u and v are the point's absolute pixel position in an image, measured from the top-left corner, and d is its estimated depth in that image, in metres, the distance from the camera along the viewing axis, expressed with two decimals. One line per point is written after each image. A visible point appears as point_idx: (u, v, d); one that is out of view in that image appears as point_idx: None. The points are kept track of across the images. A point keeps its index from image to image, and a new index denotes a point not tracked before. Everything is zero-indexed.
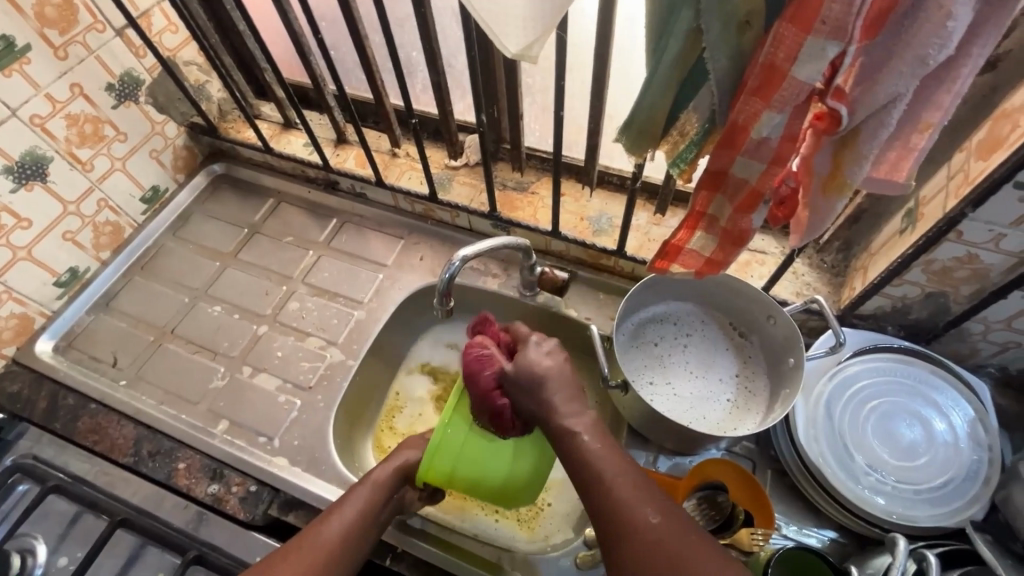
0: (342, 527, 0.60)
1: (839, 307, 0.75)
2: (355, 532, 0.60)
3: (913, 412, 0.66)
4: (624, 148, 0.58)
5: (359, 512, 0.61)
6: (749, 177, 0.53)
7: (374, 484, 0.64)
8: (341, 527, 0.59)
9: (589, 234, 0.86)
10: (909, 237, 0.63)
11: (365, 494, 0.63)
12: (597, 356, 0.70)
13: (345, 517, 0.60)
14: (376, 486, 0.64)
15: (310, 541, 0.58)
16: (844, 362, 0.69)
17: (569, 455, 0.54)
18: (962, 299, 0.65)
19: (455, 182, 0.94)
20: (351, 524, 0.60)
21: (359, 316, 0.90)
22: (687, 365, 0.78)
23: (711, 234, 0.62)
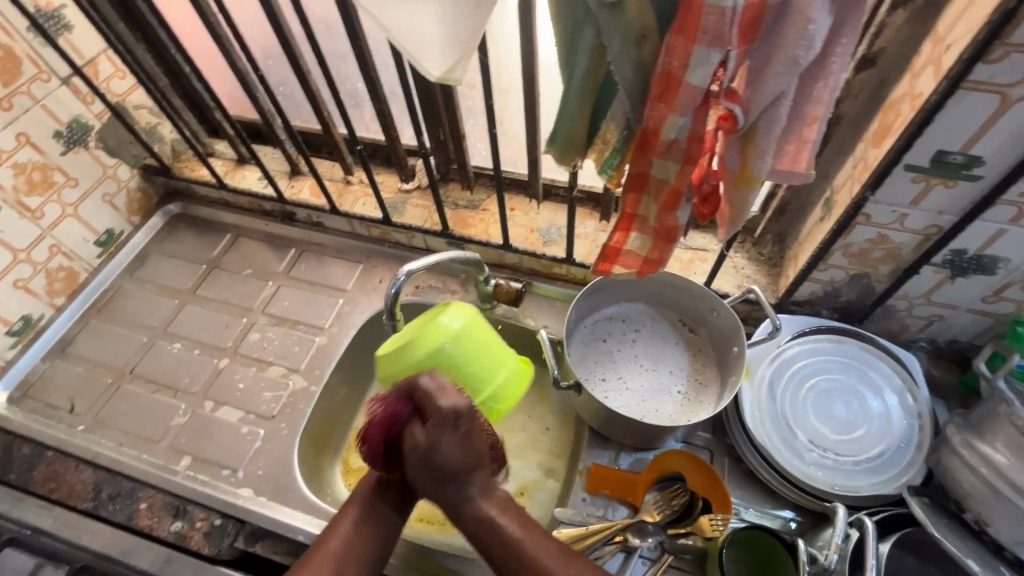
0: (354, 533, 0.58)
1: (776, 295, 0.80)
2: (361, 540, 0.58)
3: (850, 389, 0.69)
4: (553, 158, 0.62)
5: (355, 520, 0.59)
6: (666, 176, 0.57)
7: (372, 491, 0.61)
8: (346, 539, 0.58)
9: (540, 245, 0.90)
10: (827, 224, 0.68)
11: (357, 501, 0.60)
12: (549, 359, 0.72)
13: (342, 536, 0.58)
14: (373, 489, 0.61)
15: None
16: (783, 345, 0.72)
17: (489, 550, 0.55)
18: (883, 278, 0.70)
19: (409, 205, 0.97)
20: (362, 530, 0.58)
21: (320, 341, 0.91)
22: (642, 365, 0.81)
23: (644, 234, 0.65)
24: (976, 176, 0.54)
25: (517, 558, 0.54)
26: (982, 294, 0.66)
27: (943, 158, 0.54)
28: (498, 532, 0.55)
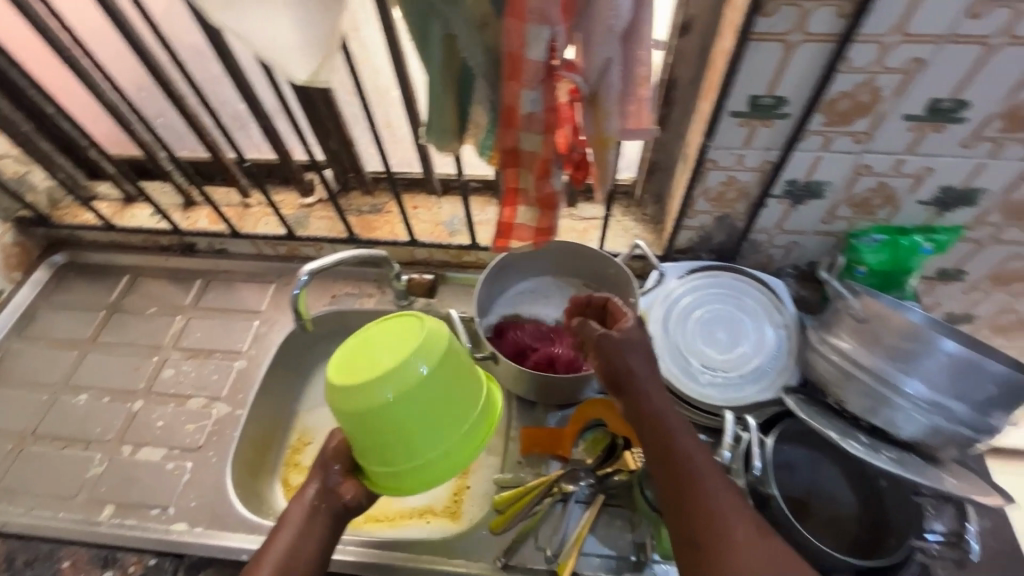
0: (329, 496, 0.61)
1: (662, 247, 0.88)
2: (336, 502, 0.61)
3: (731, 314, 0.77)
4: (432, 145, 0.67)
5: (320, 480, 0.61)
6: (533, 147, 0.63)
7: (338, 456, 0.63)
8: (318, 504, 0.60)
9: (445, 236, 0.94)
10: (686, 175, 0.77)
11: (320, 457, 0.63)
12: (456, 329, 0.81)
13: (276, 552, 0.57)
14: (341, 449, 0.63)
15: None
16: (670, 286, 0.80)
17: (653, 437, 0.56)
18: (742, 216, 0.80)
19: (312, 218, 0.98)
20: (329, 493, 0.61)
21: (240, 365, 0.90)
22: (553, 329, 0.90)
23: (529, 205, 0.71)
24: (786, 113, 0.65)
25: (698, 465, 0.54)
26: (820, 216, 0.78)
27: (758, 102, 0.64)
28: (661, 430, 0.56)
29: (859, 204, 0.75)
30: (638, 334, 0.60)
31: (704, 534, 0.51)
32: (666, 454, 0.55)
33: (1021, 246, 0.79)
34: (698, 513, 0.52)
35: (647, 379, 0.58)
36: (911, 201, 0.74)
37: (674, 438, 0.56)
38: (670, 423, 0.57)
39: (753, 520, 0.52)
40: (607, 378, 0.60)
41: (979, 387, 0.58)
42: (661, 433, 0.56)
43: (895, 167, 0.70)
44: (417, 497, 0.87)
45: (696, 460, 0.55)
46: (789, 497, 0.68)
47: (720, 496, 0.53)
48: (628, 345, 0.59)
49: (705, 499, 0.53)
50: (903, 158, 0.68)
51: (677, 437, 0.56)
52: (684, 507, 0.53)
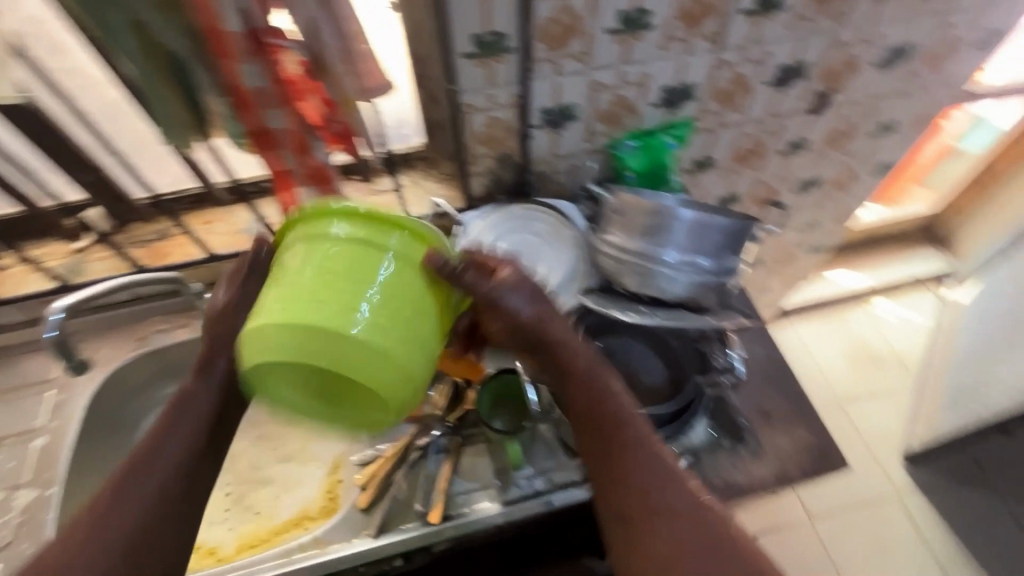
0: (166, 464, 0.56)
1: (462, 199, 0.93)
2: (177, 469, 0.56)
3: (530, 238, 0.83)
4: (174, 144, 0.65)
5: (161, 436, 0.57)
6: (280, 124, 0.64)
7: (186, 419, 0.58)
8: (149, 470, 0.55)
9: (247, 242, 0.90)
10: (454, 123, 0.81)
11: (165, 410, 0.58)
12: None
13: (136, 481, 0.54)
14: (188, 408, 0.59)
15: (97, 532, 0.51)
16: (471, 230, 0.84)
17: (584, 411, 0.59)
18: (517, 151, 0.87)
19: (89, 262, 0.88)
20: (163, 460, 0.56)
21: (41, 442, 0.79)
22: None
23: (304, 183, 0.72)
24: (510, 47, 0.71)
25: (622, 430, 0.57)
26: (581, 136, 0.87)
27: (481, 40, 0.69)
28: (591, 408, 0.59)
29: (608, 118, 0.85)
30: (517, 279, 0.57)
31: (632, 508, 0.55)
32: (612, 446, 0.57)
33: (741, 125, 0.95)
34: (626, 485, 0.56)
35: (575, 357, 0.59)
36: (645, 106, 0.85)
37: (605, 402, 0.59)
38: (612, 387, 0.59)
39: (669, 473, 0.56)
40: (522, 341, 0.60)
41: (711, 237, 0.70)
42: (614, 426, 0.58)
43: (620, 78, 0.80)
44: (290, 508, 0.84)
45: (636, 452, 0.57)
46: None
47: (655, 471, 0.56)
48: (500, 294, 0.56)
49: (633, 472, 0.56)
50: (622, 67, 0.78)
51: (610, 425, 0.58)
52: (611, 462, 0.57)
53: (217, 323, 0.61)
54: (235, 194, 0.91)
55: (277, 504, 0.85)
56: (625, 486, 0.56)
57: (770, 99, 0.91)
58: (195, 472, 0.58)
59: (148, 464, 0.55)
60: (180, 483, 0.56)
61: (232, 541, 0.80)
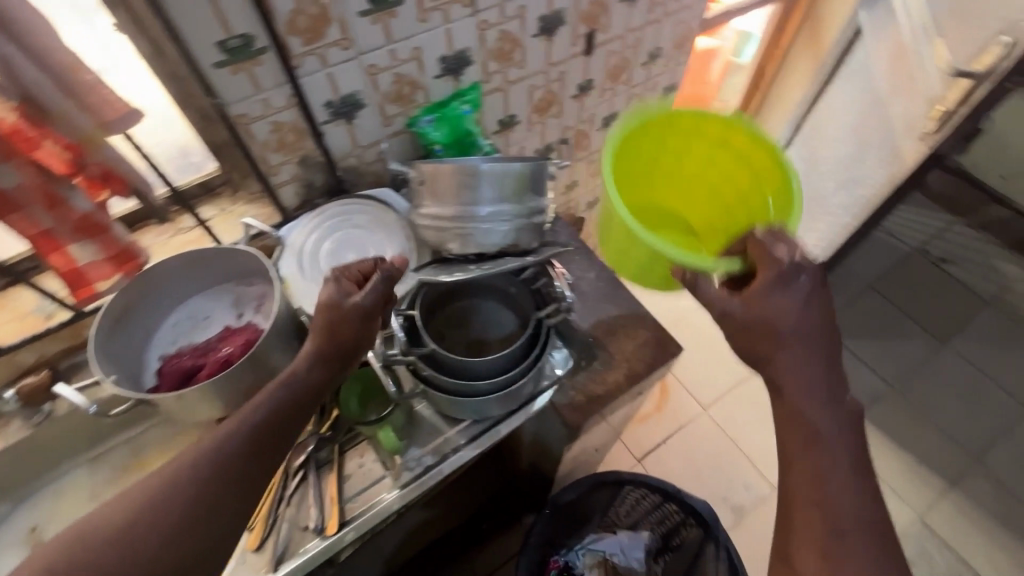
0: (179, 486, 0.52)
1: (279, 213, 0.90)
2: (201, 485, 0.53)
3: (352, 234, 0.83)
4: None
5: (213, 449, 0.54)
6: (12, 181, 0.58)
7: (272, 394, 0.59)
8: (163, 487, 0.52)
9: (41, 323, 0.78)
10: (237, 137, 0.78)
11: (250, 402, 0.58)
12: (73, 402, 0.69)
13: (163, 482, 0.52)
14: (270, 398, 0.59)
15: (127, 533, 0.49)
16: (291, 241, 0.82)
17: (787, 402, 0.57)
18: (317, 151, 0.85)
19: None
20: (185, 479, 0.53)
21: None
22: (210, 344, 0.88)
23: (76, 241, 0.65)
24: (263, 48, 0.69)
25: (807, 417, 0.55)
26: (377, 121, 0.88)
27: (228, 46, 0.67)
28: (794, 420, 0.57)
29: (396, 98, 0.87)
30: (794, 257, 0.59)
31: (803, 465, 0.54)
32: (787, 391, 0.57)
33: (527, 78, 1.02)
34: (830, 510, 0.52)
35: (800, 363, 0.57)
36: (429, 79, 0.88)
37: (809, 425, 0.55)
38: (780, 327, 0.58)
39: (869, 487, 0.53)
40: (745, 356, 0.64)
41: (512, 184, 0.75)
42: (763, 358, 0.60)
43: (393, 57, 0.81)
44: None
45: (810, 393, 0.56)
46: (467, 340, 0.80)
47: (831, 442, 0.54)
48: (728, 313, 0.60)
49: (824, 449, 0.53)
50: (390, 46, 0.80)
51: (755, 340, 0.60)
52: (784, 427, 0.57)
53: (333, 308, 0.63)
54: (6, 277, 0.78)
55: None
56: (807, 461, 0.54)
57: (544, 48, 0.99)
58: (219, 502, 0.53)
59: (181, 470, 0.53)
60: (202, 503, 0.52)
61: None
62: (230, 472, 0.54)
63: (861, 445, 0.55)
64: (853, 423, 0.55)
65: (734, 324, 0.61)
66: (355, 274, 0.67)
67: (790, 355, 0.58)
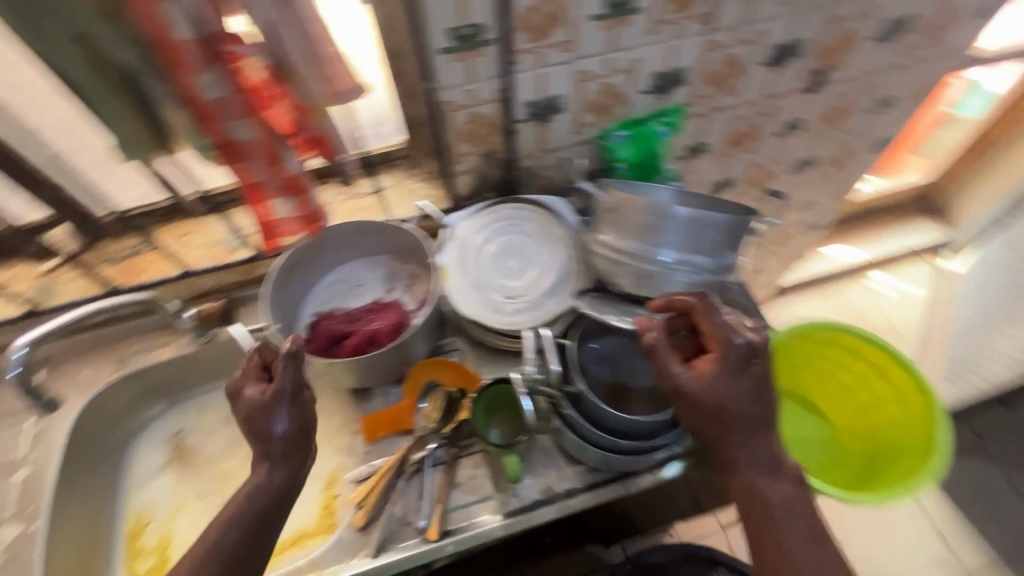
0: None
1: (449, 199, 0.90)
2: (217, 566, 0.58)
3: (519, 241, 0.80)
4: (132, 158, 0.60)
5: (221, 540, 0.59)
6: (245, 134, 0.59)
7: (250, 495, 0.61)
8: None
9: (226, 256, 0.86)
10: (435, 121, 0.77)
11: (246, 488, 0.61)
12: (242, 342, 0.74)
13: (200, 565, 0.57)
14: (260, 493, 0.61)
15: None
16: (458, 234, 0.81)
17: (756, 504, 0.58)
18: (503, 148, 0.83)
19: (61, 282, 0.84)
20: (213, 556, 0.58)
21: (25, 474, 0.77)
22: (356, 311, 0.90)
23: (278, 195, 0.68)
24: (490, 39, 0.67)
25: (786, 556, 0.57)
26: (568, 128, 0.83)
27: (458, 34, 0.65)
28: (761, 525, 0.59)
29: (595, 107, 0.81)
30: (717, 367, 0.58)
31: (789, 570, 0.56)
32: (749, 490, 0.59)
33: (735, 108, 0.91)
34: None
35: (745, 453, 0.59)
36: (635, 93, 0.81)
37: (782, 521, 0.57)
38: (731, 409, 0.58)
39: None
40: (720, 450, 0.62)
41: (710, 236, 0.67)
42: (715, 438, 0.60)
43: (607, 67, 0.75)
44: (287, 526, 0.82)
45: (770, 493, 0.58)
46: (610, 384, 0.75)
47: (804, 542, 0.57)
48: (692, 389, 0.58)
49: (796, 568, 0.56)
50: (609, 55, 0.74)
51: (719, 445, 0.60)
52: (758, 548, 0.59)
53: (247, 400, 0.61)
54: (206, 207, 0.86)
55: None
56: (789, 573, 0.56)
57: (765, 79, 0.87)
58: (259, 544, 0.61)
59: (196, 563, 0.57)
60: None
61: None
62: (242, 542, 0.60)
63: (818, 526, 0.58)
64: (802, 498, 0.59)
65: (688, 398, 0.59)
66: (257, 368, 0.64)
67: (751, 453, 0.59)
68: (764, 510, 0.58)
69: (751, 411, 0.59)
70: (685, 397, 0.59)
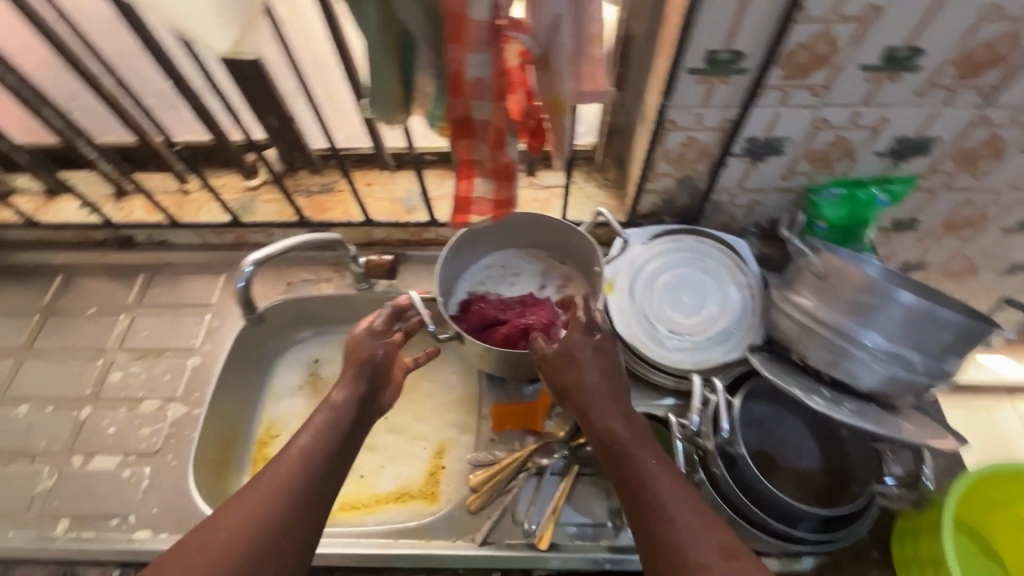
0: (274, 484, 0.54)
1: (625, 213, 0.87)
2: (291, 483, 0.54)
3: (696, 277, 0.76)
4: (377, 118, 0.63)
5: (304, 448, 0.57)
6: (486, 115, 0.60)
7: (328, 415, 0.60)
8: (254, 504, 0.52)
9: (403, 214, 0.90)
10: (646, 136, 0.75)
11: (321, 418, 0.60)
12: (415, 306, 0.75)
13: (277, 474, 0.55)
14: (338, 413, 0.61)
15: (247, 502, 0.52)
16: (634, 253, 0.78)
17: (626, 467, 0.55)
18: (703, 177, 0.79)
19: (259, 201, 0.92)
20: (294, 468, 0.55)
21: (194, 363, 0.85)
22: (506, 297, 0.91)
23: (485, 177, 0.69)
24: (744, 68, 0.63)
25: (659, 500, 0.53)
26: (779, 173, 0.77)
27: (715, 57, 0.62)
28: (636, 479, 0.54)
29: (818, 158, 0.75)
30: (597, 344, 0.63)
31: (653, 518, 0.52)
32: (645, 513, 0.53)
33: (971, 192, 0.80)
34: (667, 533, 0.51)
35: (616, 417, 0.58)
36: (867, 153, 0.74)
37: (641, 461, 0.55)
38: (586, 380, 0.61)
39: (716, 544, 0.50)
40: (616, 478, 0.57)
41: (936, 337, 0.59)
42: (617, 450, 0.57)
43: (852, 120, 0.69)
44: (392, 481, 0.85)
45: (660, 500, 0.53)
46: (758, 451, 0.70)
47: (680, 504, 0.52)
48: (576, 356, 0.62)
49: (665, 517, 0.51)
50: (860, 109, 0.67)
51: (590, 411, 0.59)
52: (638, 508, 0.53)
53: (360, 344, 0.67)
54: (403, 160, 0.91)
55: (379, 475, 0.85)
56: (657, 515, 0.52)
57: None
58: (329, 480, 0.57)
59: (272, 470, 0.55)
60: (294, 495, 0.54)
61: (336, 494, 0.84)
62: (323, 467, 0.56)
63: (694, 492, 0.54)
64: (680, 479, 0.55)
65: (585, 397, 0.60)
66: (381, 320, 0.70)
67: (647, 458, 0.56)
68: (635, 487, 0.54)
69: (607, 390, 0.60)
70: (596, 416, 0.59)
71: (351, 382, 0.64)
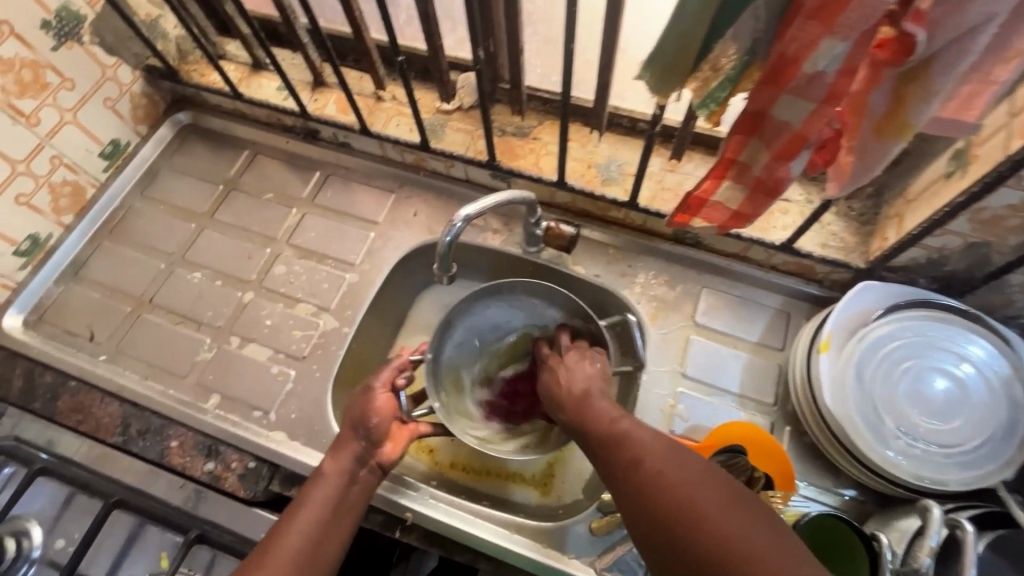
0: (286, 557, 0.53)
1: (867, 258, 0.71)
2: (305, 552, 0.55)
3: (948, 374, 0.62)
4: (647, 88, 0.51)
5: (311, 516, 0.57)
6: (793, 118, 0.46)
7: (324, 490, 0.60)
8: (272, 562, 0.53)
9: (598, 185, 0.79)
10: (958, 182, 0.58)
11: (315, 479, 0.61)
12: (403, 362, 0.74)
13: (290, 533, 0.55)
14: (330, 485, 0.60)
15: (267, 554, 0.54)
16: (874, 322, 0.65)
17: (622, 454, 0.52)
18: (1007, 250, 0.60)
19: (449, 128, 0.85)
20: (296, 532, 0.56)
21: (351, 279, 0.84)
22: (682, 304, 0.78)
23: (740, 184, 0.56)
24: None
25: (651, 470, 0.48)
26: None
27: None
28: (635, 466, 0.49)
29: None
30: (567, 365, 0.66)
31: (660, 501, 0.45)
32: (623, 468, 0.50)
33: None
34: (671, 505, 0.44)
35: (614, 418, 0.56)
36: None
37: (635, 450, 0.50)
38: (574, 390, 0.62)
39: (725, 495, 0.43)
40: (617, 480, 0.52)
41: None
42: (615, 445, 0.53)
43: None
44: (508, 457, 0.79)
45: (636, 453, 0.50)
46: None
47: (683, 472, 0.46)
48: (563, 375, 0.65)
49: (668, 490, 0.45)
50: None
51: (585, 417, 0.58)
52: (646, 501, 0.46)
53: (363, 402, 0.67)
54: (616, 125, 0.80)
55: None
56: (655, 489, 0.46)
57: None
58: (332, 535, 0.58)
59: (292, 533, 0.55)
60: (315, 566, 0.55)
61: (450, 453, 0.80)
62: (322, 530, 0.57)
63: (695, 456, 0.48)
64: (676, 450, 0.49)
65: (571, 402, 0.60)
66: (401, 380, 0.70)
67: (641, 440, 0.51)
68: (633, 473, 0.49)
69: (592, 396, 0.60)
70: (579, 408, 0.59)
71: (340, 454, 0.63)
